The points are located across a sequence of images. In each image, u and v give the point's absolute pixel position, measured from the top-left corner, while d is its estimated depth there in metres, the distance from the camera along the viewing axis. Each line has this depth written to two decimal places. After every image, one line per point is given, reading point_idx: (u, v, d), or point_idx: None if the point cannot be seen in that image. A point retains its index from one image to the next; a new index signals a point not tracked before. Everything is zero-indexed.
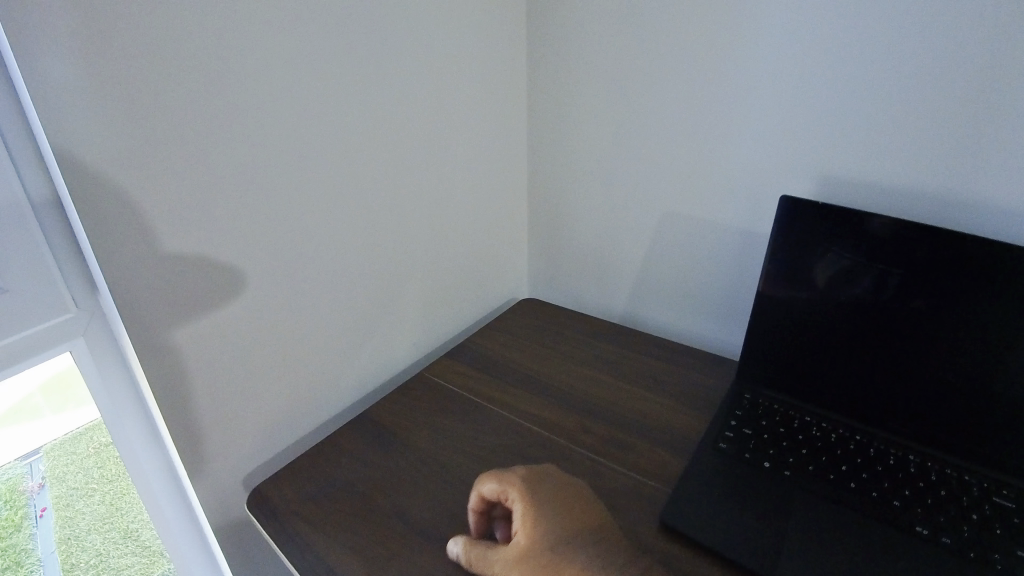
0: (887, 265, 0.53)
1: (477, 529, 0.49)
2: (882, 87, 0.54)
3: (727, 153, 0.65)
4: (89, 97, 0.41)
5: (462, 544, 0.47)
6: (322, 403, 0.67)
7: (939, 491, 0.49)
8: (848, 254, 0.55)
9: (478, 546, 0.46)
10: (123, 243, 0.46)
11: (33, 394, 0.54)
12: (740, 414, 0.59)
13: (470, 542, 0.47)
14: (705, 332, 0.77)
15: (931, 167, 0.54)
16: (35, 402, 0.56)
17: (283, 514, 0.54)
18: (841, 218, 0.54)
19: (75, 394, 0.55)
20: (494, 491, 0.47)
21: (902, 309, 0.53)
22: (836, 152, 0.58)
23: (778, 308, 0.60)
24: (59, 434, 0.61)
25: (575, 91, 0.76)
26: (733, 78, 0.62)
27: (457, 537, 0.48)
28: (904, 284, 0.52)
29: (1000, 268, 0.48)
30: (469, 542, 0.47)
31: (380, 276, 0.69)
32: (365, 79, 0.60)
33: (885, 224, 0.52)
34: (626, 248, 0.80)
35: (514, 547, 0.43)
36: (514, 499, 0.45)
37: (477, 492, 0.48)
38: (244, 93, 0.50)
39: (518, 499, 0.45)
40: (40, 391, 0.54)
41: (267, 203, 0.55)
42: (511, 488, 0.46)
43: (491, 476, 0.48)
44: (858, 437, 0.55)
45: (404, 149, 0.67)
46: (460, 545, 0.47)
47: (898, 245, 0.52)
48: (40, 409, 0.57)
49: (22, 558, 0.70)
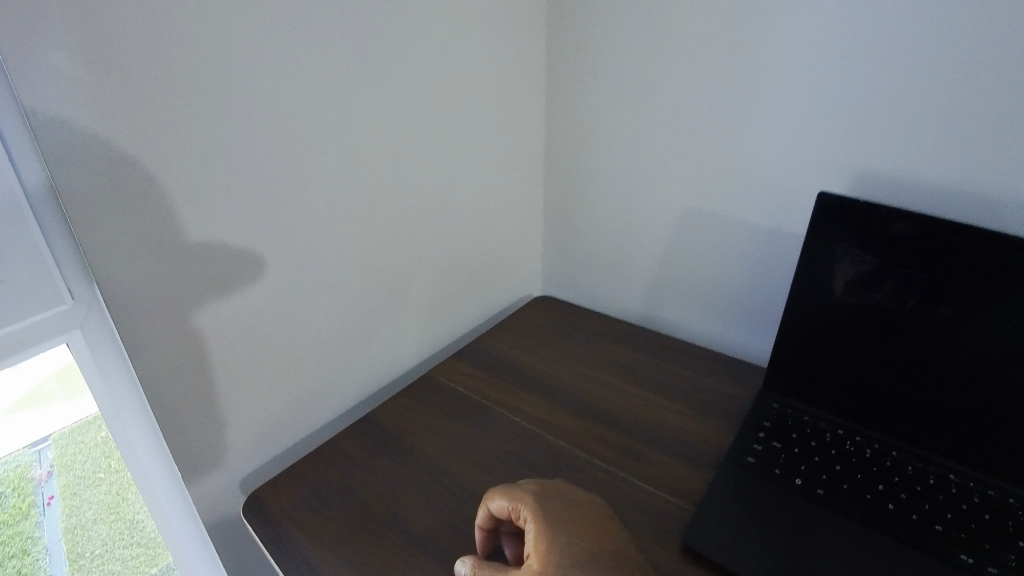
0: (911, 269, 0.49)
1: (483, 547, 0.47)
2: (933, 80, 0.49)
3: (757, 148, 0.62)
4: (78, 79, 0.38)
5: (468, 564, 0.44)
6: (327, 401, 0.65)
7: (983, 513, 0.46)
8: (870, 257, 0.51)
9: (485, 568, 0.43)
10: (116, 238, 0.43)
11: (48, 379, 0.53)
12: (768, 426, 0.56)
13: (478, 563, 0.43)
14: (725, 335, 0.74)
15: (980, 167, 0.50)
16: (50, 388, 0.54)
17: (279, 520, 0.53)
18: (862, 220, 0.51)
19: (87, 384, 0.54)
20: (504, 508, 0.45)
21: (931, 316, 0.49)
22: (877, 149, 0.54)
23: (808, 314, 0.56)
24: (69, 422, 0.60)
25: (595, 83, 0.73)
26: (768, 68, 0.58)
27: (463, 557, 0.45)
28: (933, 289, 0.49)
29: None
30: (477, 563, 0.43)
31: (388, 272, 0.66)
32: (376, 67, 0.57)
33: (907, 226, 0.49)
34: (644, 247, 0.77)
35: (526, 570, 0.41)
36: (527, 518, 0.43)
37: (486, 508, 0.46)
38: (247, 79, 0.47)
39: (531, 517, 0.43)
40: (55, 376, 0.53)
41: (271, 196, 0.52)
42: (523, 505, 0.44)
43: (500, 493, 0.46)
44: (894, 453, 0.52)
45: (415, 140, 0.64)
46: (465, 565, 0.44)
47: (925, 248, 0.48)
48: (54, 395, 0.56)
49: (29, 545, 0.69)
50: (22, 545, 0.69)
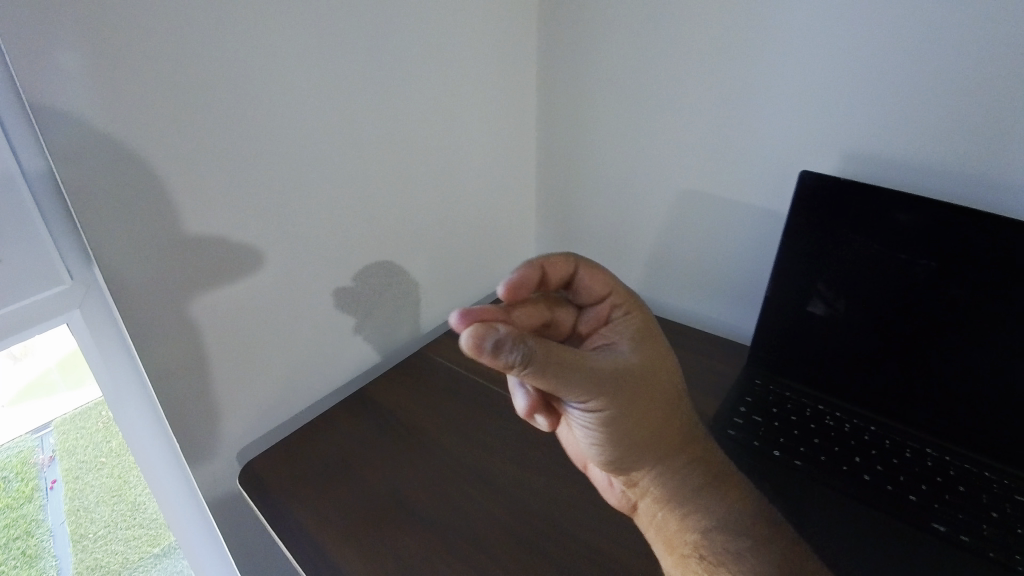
0: (910, 255, 0.50)
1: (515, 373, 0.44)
2: (918, 62, 0.50)
3: (749, 129, 0.62)
4: (74, 62, 0.39)
5: (528, 351, 0.34)
6: (325, 379, 0.67)
7: (957, 486, 0.48)
8: (870, 242, 0.52)
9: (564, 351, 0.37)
10: (115, 220, 0.44)
11: (50, 370, 0.54)
12: (752, 400, 0.58)
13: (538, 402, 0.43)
14: (717, 315, 0.75)
15: (964, 147, 0.51)
16: (53, 378, 0.54)
17: (278, 493, 0.54)
18: (840, 205, 0.53)
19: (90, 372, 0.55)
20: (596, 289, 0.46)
21: (924, 300, 0.51)
22: (866, 128, 0.55)
23: (791, 293, 0.58)
24: (65, 415, 0.59)
25: (589, 64, 0.73)
26: (760, 49, 0.58)
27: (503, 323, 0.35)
28: (930, 274, 0.50)
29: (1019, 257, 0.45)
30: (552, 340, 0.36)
31: (385, 253, 0.67)
32: (370, 49, 0.57)
33: (888, 213, 0.50)
34: (638, 229, 0.78)
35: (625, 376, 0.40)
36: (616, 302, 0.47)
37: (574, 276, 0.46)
38: (242, 58, 0.47)
39: (628, 314, 0.47)
40: (58, 366, 0.54)
41: (269, 177, 0.53)
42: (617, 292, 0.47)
43: (598, 271, 0.46)
44: (873, 428, 0.54)
45: (410, 121, 0.64)
46: (518, 340, 0.34)
47: (924, 234, 0.49)
48: (56, 385, 0.55)
49: (33, 528, 0.67)
50: (26, 527, 0.66)
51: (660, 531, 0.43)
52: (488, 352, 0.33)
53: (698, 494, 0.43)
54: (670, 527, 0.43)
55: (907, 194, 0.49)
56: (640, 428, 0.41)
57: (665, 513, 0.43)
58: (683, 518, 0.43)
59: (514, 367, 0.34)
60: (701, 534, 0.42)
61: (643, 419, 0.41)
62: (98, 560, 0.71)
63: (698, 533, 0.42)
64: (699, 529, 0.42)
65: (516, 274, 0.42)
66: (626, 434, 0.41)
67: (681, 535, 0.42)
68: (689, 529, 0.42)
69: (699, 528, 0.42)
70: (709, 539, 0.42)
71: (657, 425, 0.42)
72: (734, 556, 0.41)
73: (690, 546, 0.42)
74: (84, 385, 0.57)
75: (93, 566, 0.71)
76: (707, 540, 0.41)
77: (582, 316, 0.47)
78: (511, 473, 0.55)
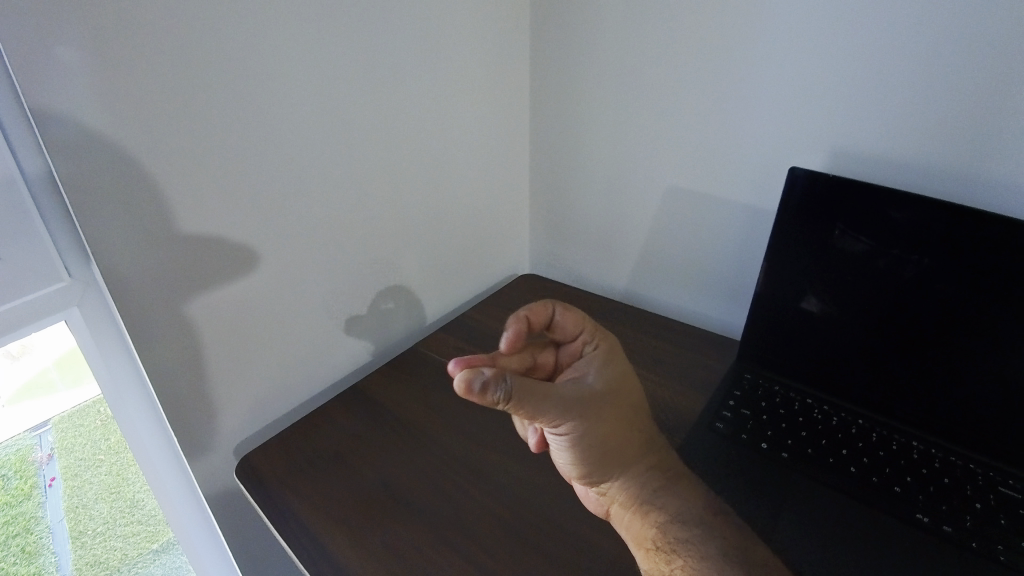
0: (902, 251, 0.51)
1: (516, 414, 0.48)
2: (904, 60, 0.51)
3: (739, 126, 0.63)
4: (72, 60, 0.39)
5: (509, 386, 0.36)
6: (319, 374, 0.67)
7: (942, 478, 0.49)
8: (864, 238, 0.53)
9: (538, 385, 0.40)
10: (112, 215, 0.44)
11: (48, 369, 0.54)
12: (741, 394, 0.59)
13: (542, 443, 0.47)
14: (708, 311, 0.76)
15: (948, 144, 0.52)
16: (51, 377, 0.55)
17: (273, 484, 0.55)
18: (828, 201, 0.53)
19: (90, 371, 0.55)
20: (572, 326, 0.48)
21: (915, 296, 0.51)
22: (854, 124, 0.56)
23: (781, 288, 0.59)
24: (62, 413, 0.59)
25: (581, 62, 0.73)
26: (750, 47, 0.59)
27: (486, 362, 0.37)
28: (921, 271, 0.50)
29: (1007, 255, 0.46)
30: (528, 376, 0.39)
31: (379, 249, 0.68)
32: (363, 47, 0.58)
33: (876, 209, 0.51)
34: (629, 225, 0.78)
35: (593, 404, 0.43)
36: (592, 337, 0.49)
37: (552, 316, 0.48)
38: (237, 55, 0.48)
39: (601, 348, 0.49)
40: (55, 364, 0.54)
41: (263, 173, 0.53)
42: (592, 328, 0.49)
43: (572, 311, 0.48)
44: (860, 422, 0.55)
45: (402, 119, 0.65)
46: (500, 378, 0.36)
47: (915, 231, 0.50)
48: (54, 384, 0.56)
49: (32, 525, 0.66)
50: (25, 524, 0.66)
51: (627, 531, 0.44)
52: (477, 391, 0.35)
53: (657, 491, 0.44)
54: (636, 525, 0.43)
55: (895, 192, 0.50)
56: (600, 437, 0.43)
57: (629, 513, 0.44)
58: (645, 515, 0.43)
59: (499, 403, 0.36)
60: (659, 528, 0.42)
61: (604, 427, 0.43)
62: (98, 556, 0.71)
63: (657, 527, 0.42)
64: (658, 523, 0.42)
65: (509, 328, 0.45)
66: (589, 443, 0.42)
67: (645, 532, 0.43)
68: (650, 526, 0.43)
69: (658, 522, 0.42)
70: (668, 533, 0.42)
71: (618, 432, 0.44)
72: (689, 543, 0.41)
73: (652, 539, 0.42)
74: (81, 384, 0.56)
75: (92, 563, 0.71)
76: (666, 532, 0.42)
77: (561, 352, 0.49)
78: (504, 466, 0.56)
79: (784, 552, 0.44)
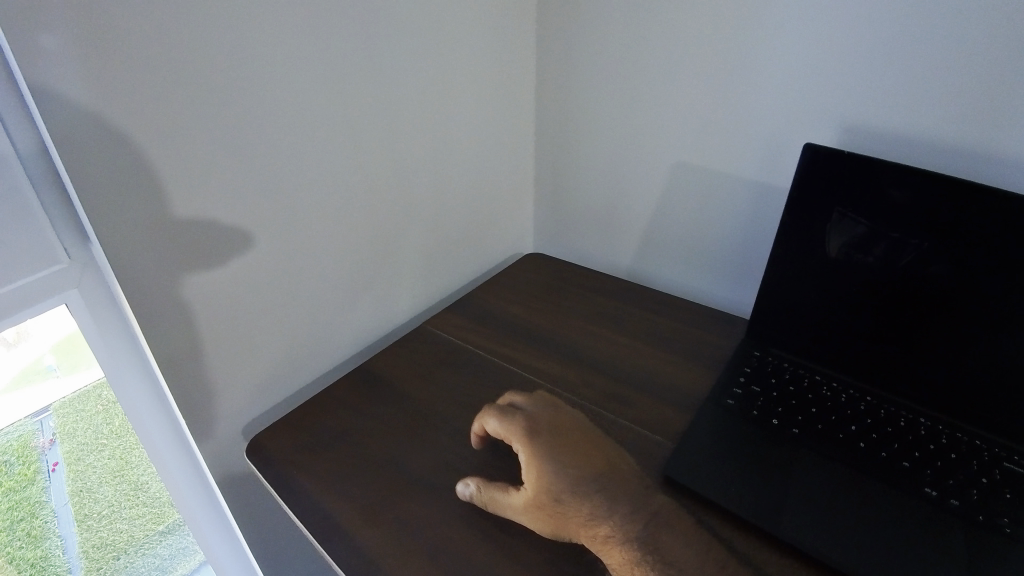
0: (903, 234, 0.51)
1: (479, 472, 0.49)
2: (915, 35, 0.50)
3: (745, 105, 0.62)
4: (68, 46, 0.38)
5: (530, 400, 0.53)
6: (324, 355, 0.67)
7: (948, 453, 0.49)
8: (863, 219, 0.53)
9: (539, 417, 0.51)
10: (112, 199, 0.44)
11: (44, 355, 0.53)
12: (749, 371, 0.59)
13: (482, 484, 0.48)
14: (715, 289, 0.75)
15: (957, 119, 0.51)
16: (47, 363, 0.54)
17: (280, 462, 0.55)
18: (840, 178, 0.53)
19: (86, 354, 0.54)
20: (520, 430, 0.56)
21: (919, 277, 0.51)
22: (865, 100, 0.55)
23: (791, 267, 0.58)
24: (58, 400, 0.58)
25: (587, 34, 0.71)
26: (758, 25, 0.57)
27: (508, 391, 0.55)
28: (923, 254, 0.50)
29: (1011, 235, 0.46)
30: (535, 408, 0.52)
31: (381, 226, 0.67)
32: (362, 23, 0.56)
33: (893, 187, 0.50)
34: (634, 203, 0.78)
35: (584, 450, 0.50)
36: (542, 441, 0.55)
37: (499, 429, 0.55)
38: (233, 29, 0.46)
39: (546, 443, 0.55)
40: (51, 351, 0.53)
41: (262, 155, 0.52)
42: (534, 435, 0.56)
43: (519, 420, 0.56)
44: (868, 399, 0.55)
45: (403, 97, 0.63)
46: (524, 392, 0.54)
47: (919, 211, 0.50)
48: (50, 370, 0.55)
49: (37, 510, 0.65)
50: (30, 509, 0.64)
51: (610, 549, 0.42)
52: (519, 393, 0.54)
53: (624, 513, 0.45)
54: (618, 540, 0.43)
55: (902, 169, 0.49)
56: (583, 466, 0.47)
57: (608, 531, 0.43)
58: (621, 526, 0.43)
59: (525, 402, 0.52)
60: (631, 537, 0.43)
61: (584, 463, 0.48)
62: (103, 539, 0.71)
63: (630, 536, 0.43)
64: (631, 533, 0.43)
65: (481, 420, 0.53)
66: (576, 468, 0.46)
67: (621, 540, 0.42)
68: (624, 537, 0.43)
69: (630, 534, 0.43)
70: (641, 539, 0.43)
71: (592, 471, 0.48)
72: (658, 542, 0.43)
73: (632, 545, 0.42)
74: (79, 369, 0.56)
75: (98, 545, 0.71)
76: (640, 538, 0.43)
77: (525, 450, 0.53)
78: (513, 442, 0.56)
79: (792, 523, 0.45)
